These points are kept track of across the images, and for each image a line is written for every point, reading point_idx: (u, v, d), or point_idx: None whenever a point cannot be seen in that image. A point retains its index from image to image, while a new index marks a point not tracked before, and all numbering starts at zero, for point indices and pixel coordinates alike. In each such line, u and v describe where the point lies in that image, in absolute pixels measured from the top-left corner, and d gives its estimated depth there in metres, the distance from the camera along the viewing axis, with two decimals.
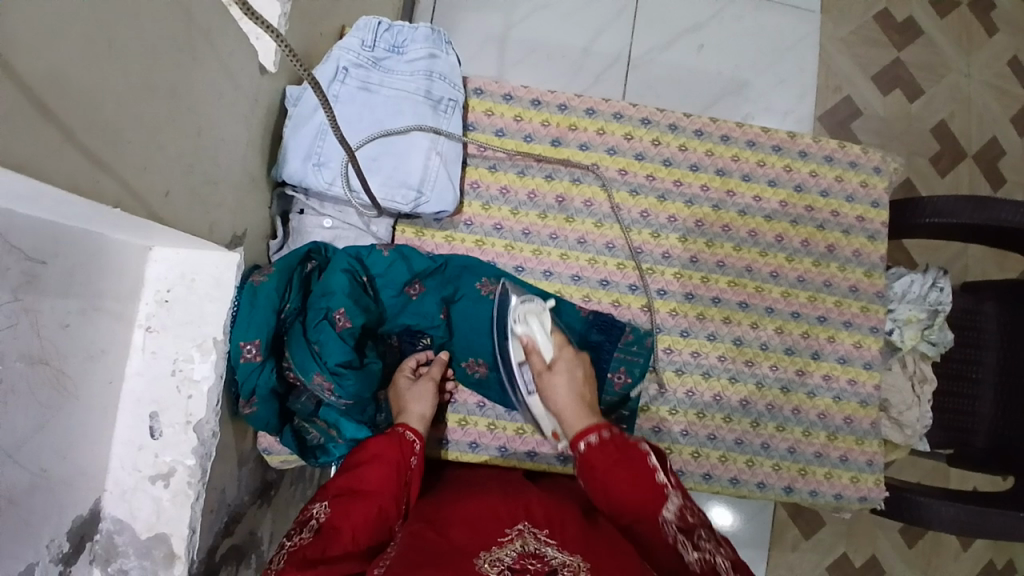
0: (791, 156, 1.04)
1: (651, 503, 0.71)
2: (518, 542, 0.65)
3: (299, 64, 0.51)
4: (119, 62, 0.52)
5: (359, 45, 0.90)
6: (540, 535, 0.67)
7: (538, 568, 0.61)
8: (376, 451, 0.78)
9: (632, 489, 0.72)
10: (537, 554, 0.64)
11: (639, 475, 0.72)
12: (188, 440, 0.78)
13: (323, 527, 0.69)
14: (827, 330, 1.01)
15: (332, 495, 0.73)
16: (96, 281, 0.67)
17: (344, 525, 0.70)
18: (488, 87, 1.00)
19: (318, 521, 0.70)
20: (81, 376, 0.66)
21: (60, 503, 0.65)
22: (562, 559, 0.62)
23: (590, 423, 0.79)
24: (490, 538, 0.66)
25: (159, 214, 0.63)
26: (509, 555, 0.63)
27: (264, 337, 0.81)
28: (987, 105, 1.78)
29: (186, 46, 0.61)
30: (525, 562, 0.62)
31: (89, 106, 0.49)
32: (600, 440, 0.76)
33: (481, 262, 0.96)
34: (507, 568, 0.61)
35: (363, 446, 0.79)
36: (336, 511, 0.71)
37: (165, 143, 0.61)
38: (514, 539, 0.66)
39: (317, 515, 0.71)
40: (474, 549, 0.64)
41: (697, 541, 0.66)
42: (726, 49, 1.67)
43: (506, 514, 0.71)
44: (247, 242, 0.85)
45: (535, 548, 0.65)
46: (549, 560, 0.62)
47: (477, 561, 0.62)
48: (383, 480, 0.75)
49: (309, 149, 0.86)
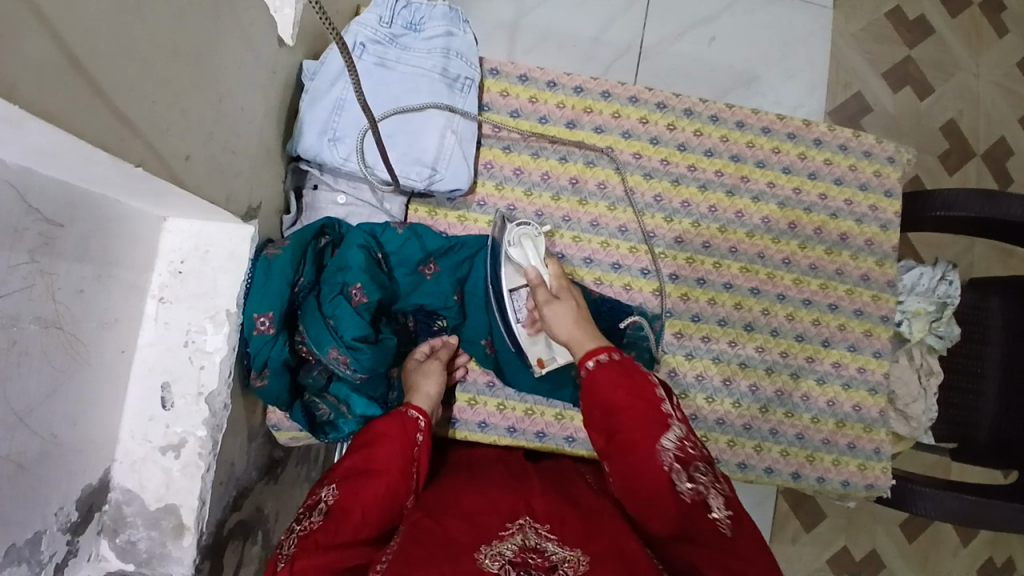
0: (806, 144, 1.04)
1: (649, 427, 0.70)
2: (519, 536, 0.65)
3: (326, 22, 0.49)
4: (149, 20, 0.51)
5: (376, 21, 0.90)
6: (541, 530, 0.67)
7: (538, 563, 0.61)
8: (382, 430, 0.76)
9: (636, 418, 0.71)
10: (538, 549, 0.63)
11: (644, 407, 0.71)
12: (199, 411, 0.77)
13: (333, 509, 0.68)
14: (837, 318, 1.01)
15: (339, 476, 0.71)
16: (112, 249, 0.67)
17: (355, 506, 0.68)
18: (504, 68, 0.99)
19: (327, 505, 0.68)
20: (94, 344, 0.66)
21: (71, 471, 0.65)
22: (563, 555, 0.62)
23: (599, 346, 0.78)
24: (492, 532, 0.66)
25: (181, 178, 0.62)
26: (510, 548, 0.63)
27: (277, 309, 0.81)
28: (996, 103, 1.78)
29: (211, 9, 0.60)
30: (527, 556, 0.62)
31: (118, 64, 0.49)
32: (607, 361, 0.75)
33: (493, 241, 0.94)
34: (508, 562, 0.61)
35: (369, 426, 0.77)
36: (344, 493, 0.69)
37: (188, 108, 0.61)
38: (515, 533, 0.65)
39: (325, 498, 0.69)
40: (474, 542, 0.63)
41: (693, 472, 0.67)
42: (738, 41, 1.67)
43: (507, 508, 0.70)
44: (262, 215, 0.84)
45: (536, 543, 0.64)
46: (549, 555, 0.62)
47: (477, 555, 0.61)
48: (390, 458, 0.73)
49: (325, 123, 0.86)
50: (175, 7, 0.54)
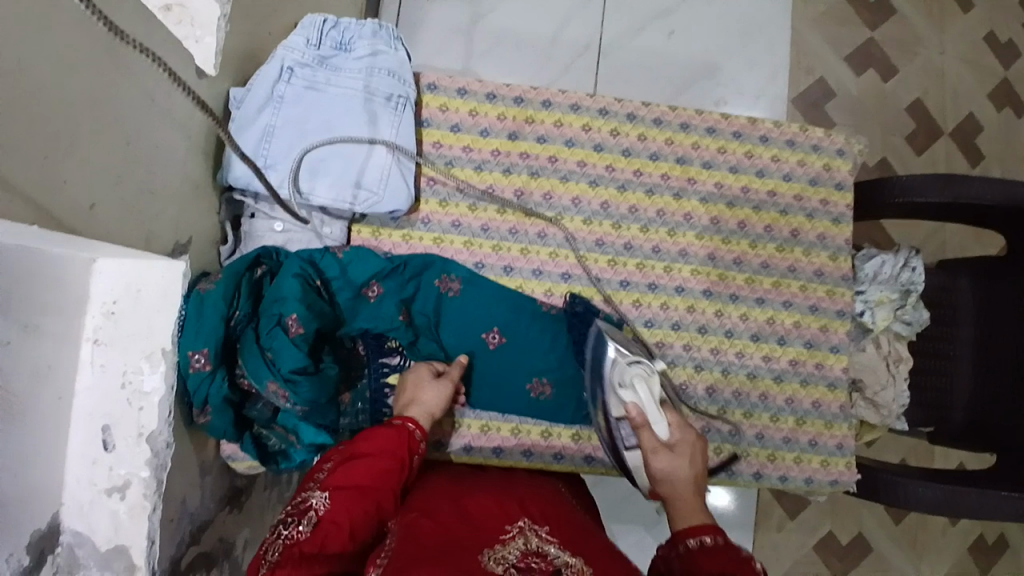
0: (752, 141, 1.03)
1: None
2: (521, 540, 0.64)
3: None
4: (30, 77, 0.50)
5: (304, 44, 0.88)
6: (541, 532, 0.67)
7: (542, 567, 0.59)
8: (379, 438, 0.74)
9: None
10: (541, 553, 0.62)
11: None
12: (143, 451, 0.77)
13: (322, 522, 0.64)
14: (792, 315, 1.01)
15: (335, 484, 0.68)
16: (37, 293, 0.63)
17: (344, 518, 0.66)
18: (441, 82, 0.98)
19: (317, 514, 0.65)
20: (26, 392, 0.63)
21: (18, 519, 0.62)
22: (564, 559, 0.61)
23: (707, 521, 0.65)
24: (493, 536, 0.65)
25: (87, 229, 0.62)
26: (513, 553, 0.61)
27: (212, 345, 0.80)
28: (961, 79, 1.77)
29: (105, 52, 0.59)
30: (529, 561, 0.61)
31: (7, 117, 0.48)
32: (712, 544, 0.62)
33: (441, 259, 0.95)
34: (513, 565, 0.59)
35: (363, 436, 0.75)
36: (337, 506, 0.66)
37: (88, 151, 0.59)
38: (516, 537, 0.65)
39: (317, 506, 0.66)
40: (478, 545, 0.62)
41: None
42: (697, 33, 1.65)
43: (510, 512, 0.71)
44: (194, 250, 0.84)
45: (538, 547, 0.64)
46: (552, 559, 0.61)
47: (481, 557, 0.59)
48: (388, 469, 0.72)
49: (255, 151, 0.84)
50: (60, 57, 0.53)
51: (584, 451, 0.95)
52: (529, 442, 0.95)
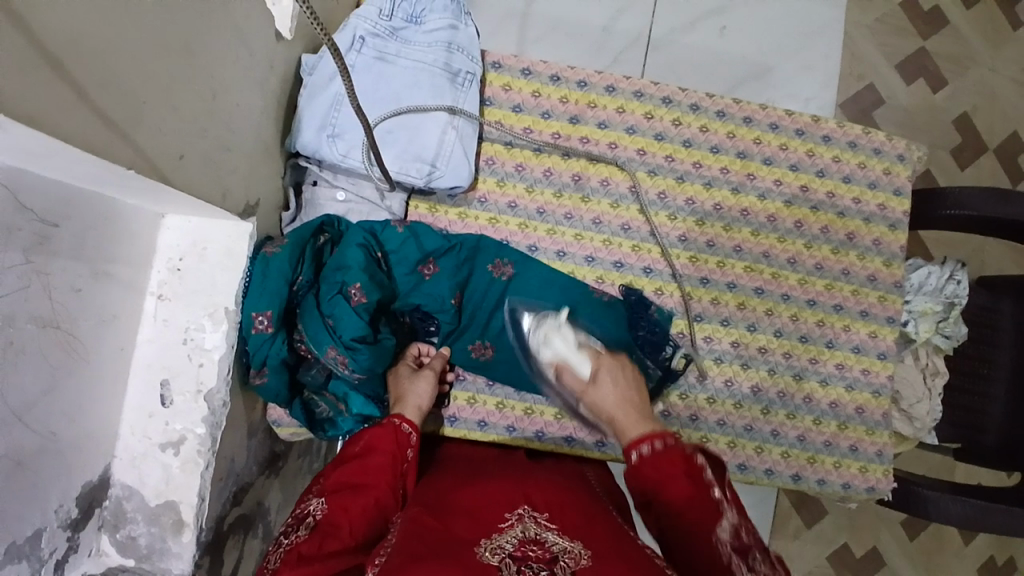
0: (815, 141, 1.02)
1: (699, 511, 0.59)
2: (519, 528, 0.65)
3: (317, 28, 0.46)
4: (138, 20, 0.50)
5: (377, 14, 0.88)
6: (540, 518, 0.67)
7: (539, 556, 0.60)
8: (371, 439, 0.76)
9: (689, 502, 0.60)
10: (539, 540, 0.63)
11: (693, 497, 0.60)
12: (198, 408, 0.77)
13: (320, 525, 0.67)
14: (842, 319, 1.00)
15: (328, 489, 0.72)
16: (107, 248, 0.66)
17: (343, 520, 0.68)
18: (507, 62, 0.98)
19: (314, 519, 0.68)
20: (91, 340, 0.66)
21: (70, 467, 0.65)
22: (564, 545, 0.61)
23: (646, 431, 0.66)
24: (492, 526, 0.66)
25: (173, 177, 0.62)
26: (510, 542, 0.62)
27: (275, 308, 0.80)
28: (1011, 97, 1.74)
29: (206, 5, 0.59)
30: (526, 549, 0.61)
31: (106, 63, 0.48)
32: (658, 450, 0.63)
33: (496, 243, 0.95)
34: (508, 556, 0.60)
35: (353, 441, 0.78)
36: (332, 507, 0.69)
37: (178, 104, 0.59)
38: (514, 525, 0.65)
39: (314, 512, 0.69)
40: (475, 538, 0.63)
41: (754, 567, 0.57)
42: (749, 31, 1.64)
43: (506, 499, 0.71)
44: (260, 213, 0.84)
45: (536, 534, 0.64)
46: (550, 547, 0.62)
47: (478, 550, 0.60)
48: (379, 468, 0.74)
49: (325, 119, 0.84)
50: (164, 3, 0.53)
51: None
52: (571, 427, 0.95)
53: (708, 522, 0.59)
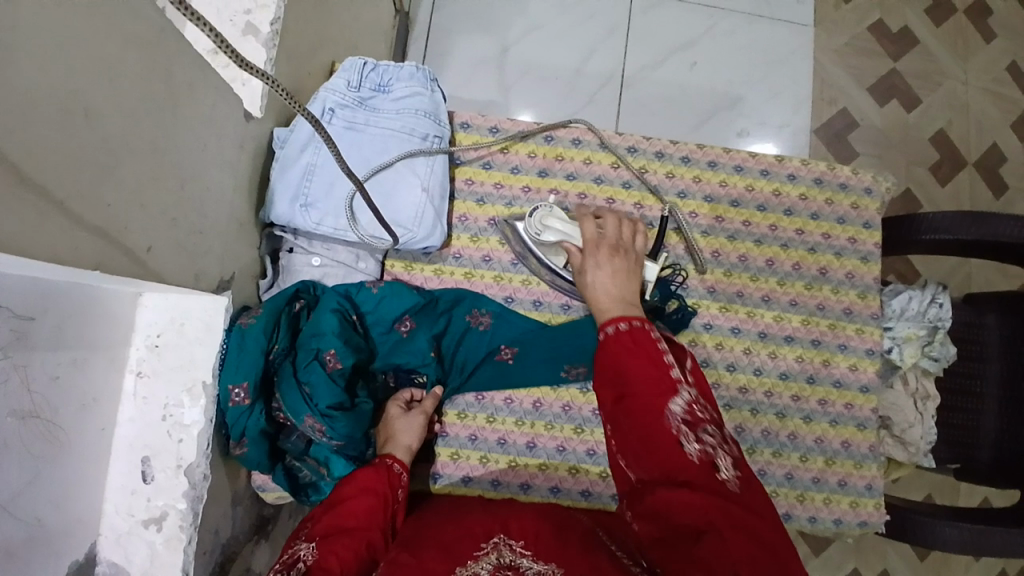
0: (780, 180, 1.04)
1: (659, 391, 0.63)
2: (494, 555, 0.67)
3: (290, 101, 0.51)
4: (100, 132, 0.54)
5: (344, 86, 0.91)
6: (515, 545, 0.69)
7: None
8: (357, 477, 0.79)
9: (648, 380, 0.64)
10: (513, 566, 0.66)
11: (654, 423, 0.61)
12: (180, 484, 0.78)
13: (312, 568, 0.65)
14: (821, 353, 1.00)
15: (319, 533, 0.71)
16: (87, 334, 0.66)
17: (334, 564, 0.66)
18: (474, 121, 1.01)
19: (306, 563, 0.66)
20: (73, 426, 0.66)
21: (58, 551, 0.64)
22: (536, 569, 0.65)
23: (617, 316, 0.73)
24: (466, 555, 0.67)
25: (144, 268, 0.64)
26: (484, 568, 0.65)
27: (251, 380, 0.82)
28: (985, 111, 1.77)
29: (168, 105, 0.63)
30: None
31: (73, 174, 0.51)
32: (628, 328, 0.70)
33: (472, 294, 0.97)
34: None
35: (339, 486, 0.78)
36: (323, 552, 0.67)
37: (147, 200, 0.62)
38: (489, 552, 0.68)
39: (306, 557, 0.67)
40: (449, 568, 0.65)
41: (701, 434, 0.60)
42: (719, 65, 1.68)
43: (483, 530, 0.72)
44: (236, 285, 0.86)
45: (510, 560, 0.66)
46: (524, 571, 0.65)
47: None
48: (368, 505, 0.75)
49: (296, 189, 0.87)
50: (125, 110, 0.57)
51: (613, 489, 0.95)
52: (556, 478, 0.94)
53: (664, 397, 0.63)
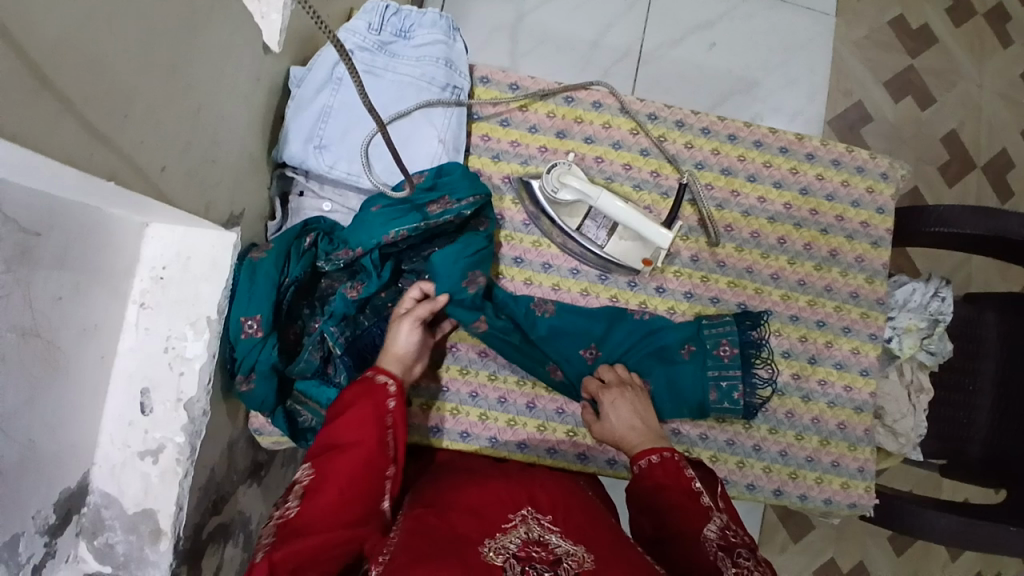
0: (798, 158, 1.03)
1: (691, 517, 0.73)
2: (522, 528, 0.66)
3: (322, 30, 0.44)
4: (121, 35, 0.51)
5: (365, 28, 0.89)
6: (543, 520, 0.68)
7: (543, 557, 0.62)
8: (355, 393, 0.76)
9: (681, 507, 0.74)
10: (542, 542, 0.65)
11: (692, 547, 0.69)
12: (178, 418, 0.76)
13: (308, 491, 0.69)
14: (825, 334, 1.01)
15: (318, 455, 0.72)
16: (90, 257, 0.64)
17: (327, 485, 0.69)
18: (494, 76, 0.99)
19: (301, 486, 0.70)
20: (73, 350, 0.64)
21: (49, 475, 0.63)
22: (566, 548, 0.63)
23: (653, 445, 0.83)
24: (495, 524, 0.67)
25: (157, 189, 0.63)
26: (513, 542, 0.64)
27: (264, 312, 0.81)
28: (998, 115, 1.76)
29: (191, 22, 0.60)
30: (530, 549, 0.63)
31: (87, 81, 0.49)
32: (661, 460, 0.80)
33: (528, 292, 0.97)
34: (512, 555, 0.62)
35: (338, 401, 0.77)
36: (317, 474, 0.70)
37: (159, 123, 0.60)
38: (518, 525, 0.67)
39: (301, 480, 0.71)
40: (477, 537, 0.65)
41: (737, 558, 0.67)
42: (739, 48, 1.66)
43: (509, 499, 0.72)
44: (245, 222, 0.85)
45: (539, 535, 0.65)
46: (553, 548, 0.63)
47: (481, 549, 0.62)
48: (362, 419, 0.74)
49: (311, 131, 0.86)
50: (145, 23, 0.54)
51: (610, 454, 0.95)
52: (554, 440, 0.94)
53: (698, 523, 0.72)
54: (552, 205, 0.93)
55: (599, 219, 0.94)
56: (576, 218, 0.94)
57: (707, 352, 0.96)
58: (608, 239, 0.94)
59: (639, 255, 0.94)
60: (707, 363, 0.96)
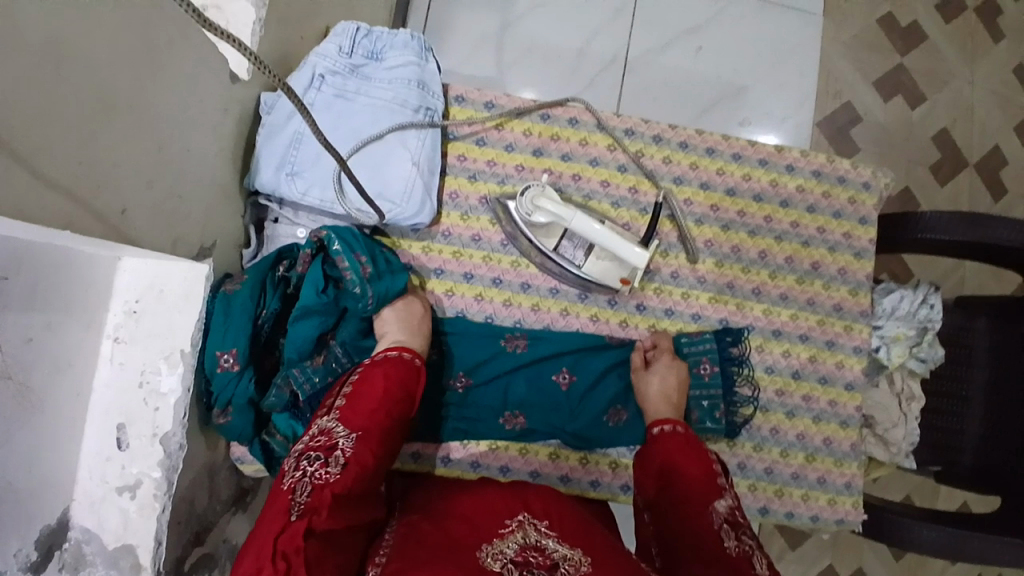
0: (778, 170, 1.03)
1: (703, 489, 0.72)
2: (519, 534, 0.66)
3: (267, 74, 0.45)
4: (73, 80, 0.51)
5: (336, 52, 0.88)
6: (540, 526, 0.67)
7: (539, 562, 0.61)
8: (386, 371, 0.79)
9: (692, 478, 0.74)
10: (539, 547, 0.63)
11: (696, 515, 0.69)
12: (155, 452, 0.76)
13: (349, 462, 0.67)
14: (809, 348, 1.00)
15: (358, 424, 0.71)
16: (60, 294, 0.63)
17: (366, 459, 0.69)
18: (469, 95, 0.98)
19: (343, 455, 0.67)
20: (45, 387, 0.64)
21: (27, 514, 0.62)
22: (563, 552, 0.62)
23: (671, 419, 0.84)
24: (491, 531, 0.66)
25: (118, 229, 0.62)
26: (510, 547, 0.63)
27: (240, 345, 0.81)
28: (988, 114, 1.75)
29: (148, 63, 0.60)
30: (527, 554, 0.62)
31: (40, 127, 0.49)
32: (681, 432, 0.81)
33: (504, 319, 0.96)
34: (509, 560, 0.61)
35: (369, 377, 0.78)
36: (359, 448, 0.69)
37: (121, 161, 0.60)
38: (515, 531, 0.66)
39: (341, 447, 0.68)
40: (474, 543, 0.64)
41: (741, 536, 0.67)
42: (724, 53, 1.64)
43: (504, 507, 0.71)
44: (217, 253, 0.85)
45: (536, 541, 0.65)
46: (549, 553, 0.62)
47: (479, 554, 0.61)
48: (394, 400, 0.76)
49: (283, 157, 0.85)
50: (99, 64, 0.54)
51: (593, 475, 0.95)
52: (536, 463, 0.94)
53: (708, 496, 0.71)
54: (528, 226, 0.93)
55: (576, 239, 0.94)
56: (553, 238, 0.94)
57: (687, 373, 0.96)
58: (586, 258, 0.93)
59: (618, 273, 0.93)
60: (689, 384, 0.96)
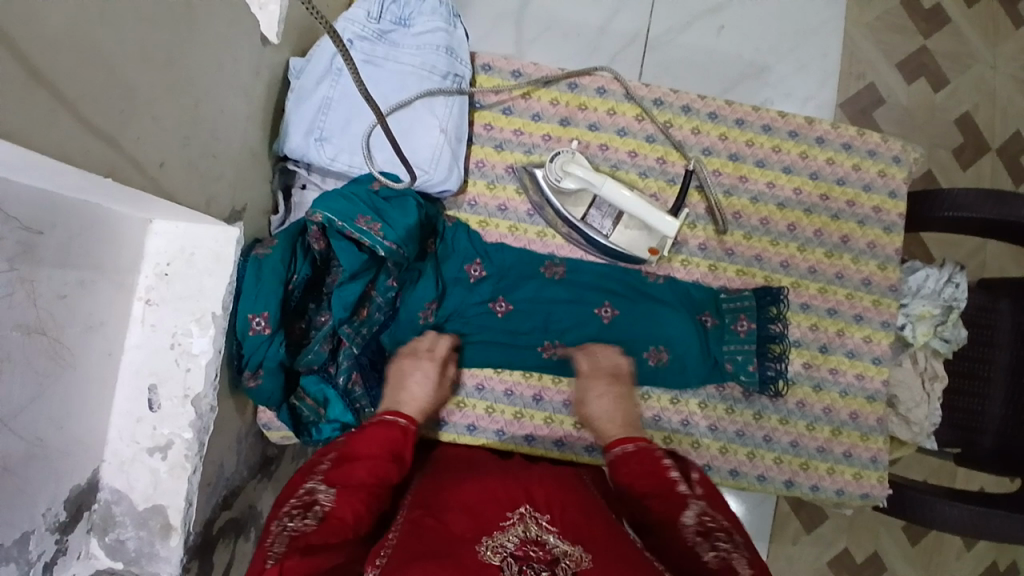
0: (808, 142, 1.01)
1: (668, 504, 0.69)
2: (520, 527, 0.61)
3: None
4: (115, 25, 0.51)
5: (365, 17, 0.88)
6: (542, 519, 0.63)
7: (540, 557, 0.57)
8: (371, 433, 0.75)
9: (653, 490, 0.70)
10: (540, 542, 0.60)
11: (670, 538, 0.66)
12: (186, 413, 0.76)
13: (327, 516, 0.64)
14: (836, 323, 0.99)
15: (338, 480, 0.69)
16: (94, 255, 0.63)
17: (348, 514, 0.65)
18: (496, 64, 0.98)
19: (322, 509, 0.65)
20: (79, 346, 0.64)
21: (57, 472, 0.63)
22: (564, 548, 0.59)
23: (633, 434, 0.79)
24: (490, 522, 0.62)
25: (156, 184, 0.62)
26: (511, 541, 0.59)
27: (271, 308, 0.80)
28: (1014, 97, 1.71)
29: (185, 18, 0.59)
30: (527, 549, 0.58)
31: (83, 71, 0.48)
32: (636, 449, 0.76)
33: (539, 283, 0.96)
34: (509, 555, 0.57)
35: (356, 440, 0.74)
36: (340, 501, 0.66)
37: (160, 114, 0.60)
38: (516, 524, 0.62)
39: (322, 502, 0.66)
40: (474, 535, 0.60)
41: (715, 543, 0.63)
42: (748, 31, 1.62)
43: (506, 496, 0.67)
44: (247, 217, 0.84)
45: (537, 535, 0.61)
46: (551, 548, 0.59)
47: (479, 548, 0.58)
48: (378, 461, 0.72)
49: (312, 123, 0.85)
50: (142, 16, 0.53)
51: None
52: (561, 432, 0.94)
53: (675, 511, 0.68)
54: (556, 195, 0.93)
55: (603, 208, 0.94)
56: (581, 207, 0.94)
57: (724, 330, 0.96)
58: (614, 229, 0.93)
59: (646, 243, 0.93)
60: (724, 339, 0.96)
